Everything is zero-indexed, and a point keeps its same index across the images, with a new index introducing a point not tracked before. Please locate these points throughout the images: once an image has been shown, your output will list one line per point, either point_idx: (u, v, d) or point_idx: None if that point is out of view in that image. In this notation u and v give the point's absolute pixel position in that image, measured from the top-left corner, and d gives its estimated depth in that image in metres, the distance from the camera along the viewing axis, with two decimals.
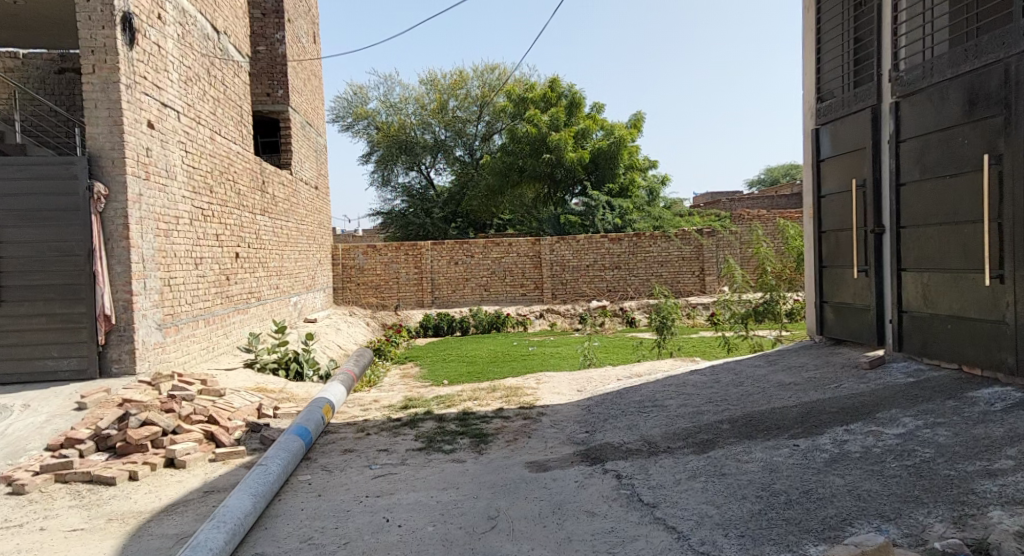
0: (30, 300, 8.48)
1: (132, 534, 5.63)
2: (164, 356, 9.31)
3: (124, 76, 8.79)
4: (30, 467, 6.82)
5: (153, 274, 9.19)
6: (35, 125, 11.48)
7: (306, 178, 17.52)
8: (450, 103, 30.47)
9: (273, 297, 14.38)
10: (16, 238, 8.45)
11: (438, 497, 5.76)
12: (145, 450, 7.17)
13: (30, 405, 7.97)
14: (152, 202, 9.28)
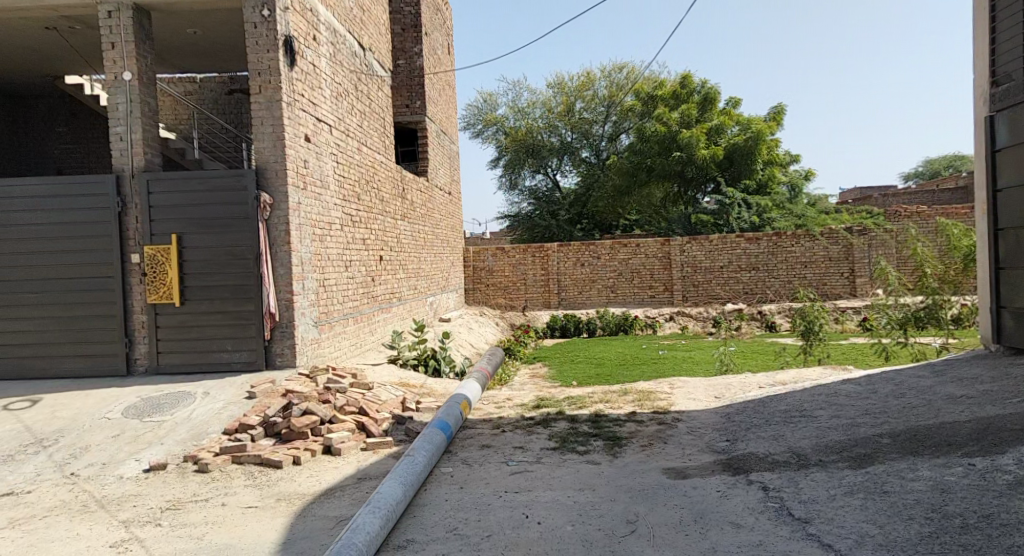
0: (208, 299, 9.32)
1: (298, 515, 6.23)
2: (319, 351, 10.09)
3: (286, 94, 9.58)
4: (211, 448, 7.60)
5: (310, 276, 9.97)
6: (211, 141, 12.77)
7: (441, 184, 18.28)
8: (577, 104, 30.78)
9: (412, 298, 15.13)
10: (194, 244, 9.30)
11: (576, 497, 6.02)
12: (307, 438, 7.83)
13: (210, 392, 8.82)
14: (309, 211, 10.06)
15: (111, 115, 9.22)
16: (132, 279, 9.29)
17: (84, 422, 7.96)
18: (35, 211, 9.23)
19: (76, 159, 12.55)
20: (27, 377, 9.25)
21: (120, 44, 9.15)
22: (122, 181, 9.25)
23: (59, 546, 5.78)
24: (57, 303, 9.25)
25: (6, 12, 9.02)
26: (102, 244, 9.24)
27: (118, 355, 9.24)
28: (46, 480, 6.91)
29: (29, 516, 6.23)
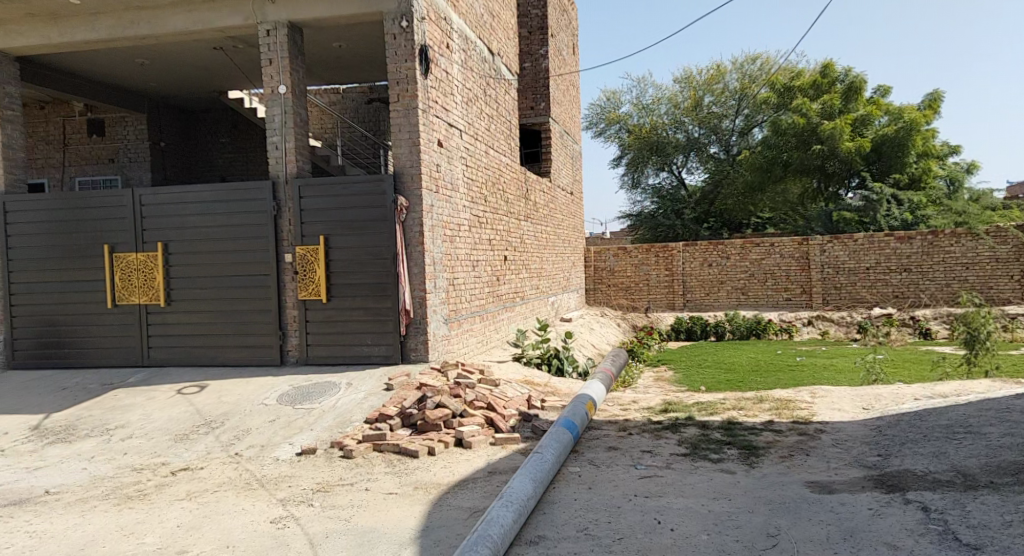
0: (350, 296, 9.91)
1: (435, 504, 6.30)
2: (449, 347, 10.52)
3: (422, 101, 9.96)
4: (355, 436, 7.99)
5: (442, 275, 10.40)
6: (352, 149, 13.58)
7: (564, 184, 18.51)
8: (705, 99, 30.14)
9: (535, 298, 15.42)
10: (339, 244, 9.90)
11: (710, 506, 6.06)
12: (441, 429, 8.13)
13: (353, 384, 9.39)
14: (440, 212, 10.50)
15: (268, 126, 10.01)
16: (286, 277, 10.04)
17: (245, 407, 8.71)
18: (203, 214, 10.13)
19: (235, 167, 13.66)
20: (195, 365, 10.18)
21: (277, 60, 9.90)
22: (277, 187, 10.02)
23: (227, 515, 6.19)
24: (221, 298, 10.12)
25: (179, 34, 9.95)
26: (260, 245, 10.04)
27: (272, 347, 10.02)
28: (214, 459, 7.58)
29: (201, 490, 6.77)
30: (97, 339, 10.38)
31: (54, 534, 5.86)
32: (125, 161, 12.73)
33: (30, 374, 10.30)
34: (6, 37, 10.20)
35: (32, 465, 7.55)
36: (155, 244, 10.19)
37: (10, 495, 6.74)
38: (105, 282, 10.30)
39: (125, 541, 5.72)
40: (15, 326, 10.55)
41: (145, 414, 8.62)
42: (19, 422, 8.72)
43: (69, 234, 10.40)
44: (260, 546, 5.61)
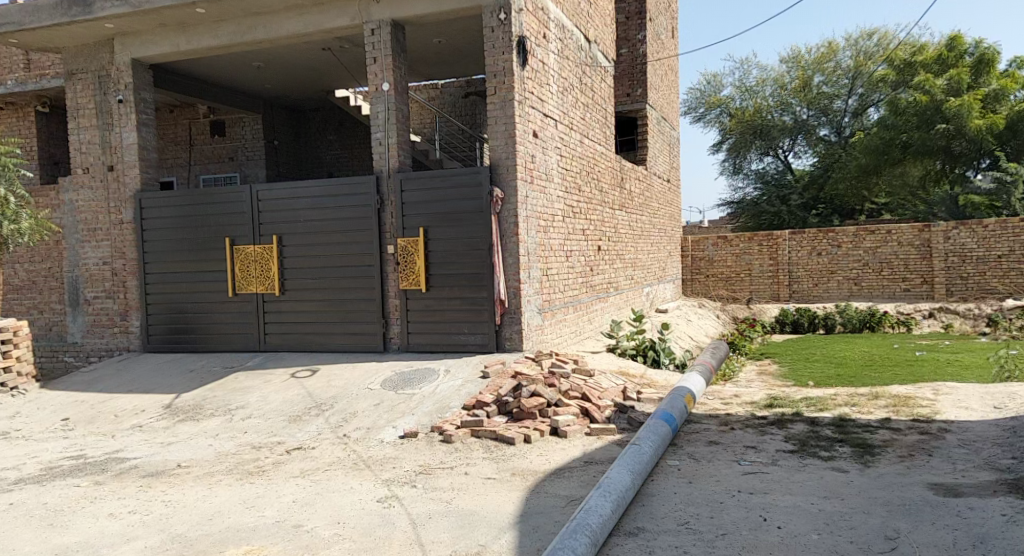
0: (449, 286, 10.20)
1: (532, 490, 6.48)
2: (543, 337, 10.60)
3: (519, 92, 10.07)
4: (454, 421, 8.25)
5: (536, 265, 10.45)
6: (449, 142, 13.89)
7: (661, 171, 18.39)
8: (815, 79, 29.02)
9: (629, 288, 15.42)
10: (438, 236, 10.19)
11: (819, 505, 6.00)
12: (536, 417, 8.24)
13: (451, 370, 9.66)
14: (535, 203, 10.51)
15: (372, 122, 10.40)
16: (388, 266, 10.46)
17: (351, 391, 9.16)
18: (313, 208, 10.65)
19: (342, 162, 14.25)
20: (306, 350, 10.77)
21: (381, 58, 10.25)
22: (381, 181, 10.40)
23: (338, 492, 6.56)
24: (330, 288, 10.65)
25: (291, 37, 10.48)
26: (365, 236, 10.48)
27: (377, 334, 10.47)
28: (325, 439, 8.04)
29: (314, 468, 7.21)
30: (219, 325, 11.12)
31: (187, 504, 6.39)
32: (243, 159, 13.51)
33: (162, 357, 11.17)
34: (140, 47, 11.04)
35: (166, 440, 8.23)
36: (270, 237, 10.81)
37: (147, 466, 7.38)
38: (226, 271, 11.01)
39: (247, 513, 6.18)
40: (149, 312, 11.44)
41: (263, 396, 9.21)
42: (153, 400, 9.50)
43: (196, 228, 11.14)
44: (369, 522, 5.93)
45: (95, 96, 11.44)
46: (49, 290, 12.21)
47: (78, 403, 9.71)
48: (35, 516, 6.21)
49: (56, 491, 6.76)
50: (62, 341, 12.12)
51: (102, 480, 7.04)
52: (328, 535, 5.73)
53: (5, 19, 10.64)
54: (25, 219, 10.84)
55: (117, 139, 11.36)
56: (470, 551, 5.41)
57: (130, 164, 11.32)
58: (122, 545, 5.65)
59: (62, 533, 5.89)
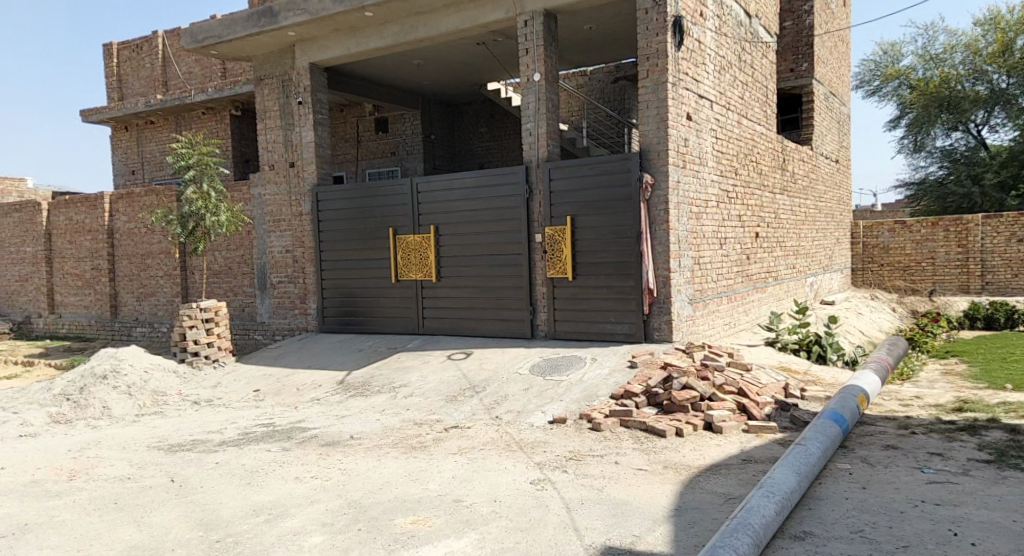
0: (596, 274, 10.04)
1: (687, 485, 6.32)
2: (694, 328, 10.16)
3: (672, 74, 9.71)
4: (602, 410, 8.05)
5: (687, 253, 10.07)
6: (599, 130, 14.02)
7: (828, 151, 17.33)
8: (1017, 40, 24.72)
9: (791, 278, 14.79)
10: (585, 225, 10.07)
11: (1020, 522, 5.63)
12: (687, 411, 7.86)
13: (597, 359, 9.43)
14: (687, 189, 10.07)
15: (523, 112, 10.50)
16: (536, 255, 10.55)
17: (502, 375, 9.39)
18: (467, 199, 11.05)
19: (493, 155, 14.59)
20: (462, 335, 11.20)
21: (532, 48, 10.30)
22: (530, 170, 10.49)
23: (493, 471, 6.92)
24: (483, 276, 10.99)
25: (450, 33, 10.90)
26: (516, 226, 10.64)
27: (525, 321, 10.62)
28: (479, 419, 8.39)
29: (470, 446, 7.62)
30: (385, 309, 11.89)
31: (360, 473, 7.00)
32: (404, 154, 14.28)
33: (333, 337, 12.11)
34: (317, 52, 11.93)
35: (340, 413, 8.97)
36: (428, 226, 11.39)
37: (326, 436, 8.11)
38: (390, 260, 11.74)
39: (412, 485, 6.68)
40: (323, 297, 12.43)
41: (422, 375, 9.79)
42: (327, 376, 10.38)
43: (363, 219, 11.94)
44: (524, 503, 6.23)
45: (279, 99, 12.48)
46: (242, 275, 13.74)
47: (265, 376, 10.74)
48: (236, 474, 7.02)
49: (252, 454, 7.58)
50: (253, 321, 13.53)
51: (288, 446, 7.82)
52: (486, 512, 6.09)
53: (207, 32, 11.95)
54: (224, 212, 12.02)
55: (297, 137, 12.36)
56: (624, 541, 5.50)
57: (308, 160, 12.29)
58: (306, 506, 6.29)
59: (258, 491, 6.62)
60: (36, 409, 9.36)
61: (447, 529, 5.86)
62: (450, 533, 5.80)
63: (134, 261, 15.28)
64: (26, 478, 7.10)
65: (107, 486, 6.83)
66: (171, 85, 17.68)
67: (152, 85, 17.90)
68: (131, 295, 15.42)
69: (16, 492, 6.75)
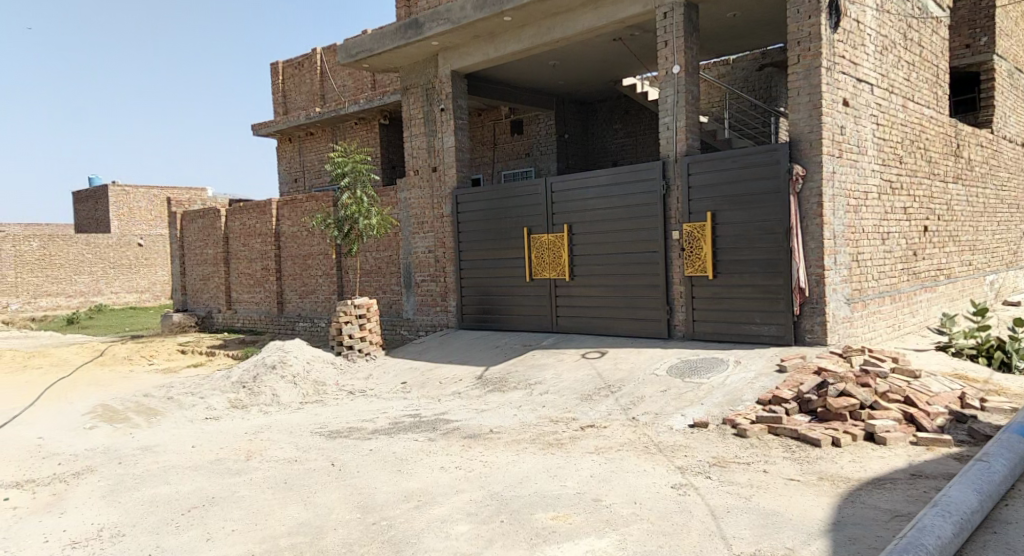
0: (739, 273, 9.56)
1: (845, 498, 6.02)
2: (852, 331, 9.43)
3: (826, 58, 9.08)
4: (748, 415, 7.76)
5: (844, 250, 9.32)
6: (742, 120, 13.54)
7: (1012, 134, 15.76)
8: None
9: (966, 277, 13.21)
10: (729, 220, 9.60)
11: None
12: (845, 420, 7.39)
13: (742, 361, 9.06)
14: (844, 180, 9.34)
15: (662, 107, 10.29)
16: (673, 253, 10.24)
17: (638, 375, 9.27)
18: (603, 197, 10.97)
19: (628, 151, 14.35)
20: (597, 334, 11.13)
21: (672, 41, 10.10)
22: (668, 166, 10.22)
23: (632, 473, 6.89)
24: (617, 275, 10.85)
25: (587, 31, 10.91)
26: (653, 222, 10.38)
27: (662, 320, 10.34)
28: (615, 419, 8.34)
29: (608, 446, 7.62)
30: (519, 307, 12.10)
31: (502, 466, 7.19)
32: (537, 154, 14.50)
33: (471, 334, 12.49)
34: (459, 59, 12.33)
35: (480, 407, 9.27)
36: (562, 226, 11.45)
37: (468, 429, 8.39)
38: (525, 259, 11.94)
39: (551, 481, 6.77)
40: (463, 295, 12.87)
41: (557, 373, 9.90)
42: (468, 371, 10.70)
43: (499, 220, 12.23)
44: (666, 507, 6.18)
45: (424, 107, 13.06)
46: (389, 274, 14.36)
47: (411, 369, 11.22)
48: (388, 461, 7.40)
49: (401, 443, 7.98)
50: (399, 317, 14.12)
51: (434, 436, 8.18)
52: (627, 514, 6.09)
53: (359, 47, 12.78)
54: (375, 215, 12.83)
55: (440, 143, 12.85)
56: (776, 552, 5.36)
57: (449, 164, 12.76)
58: (452, 495, 6.53)
59: (407, 479, 6.94)
60: (218, 394, 10.18)
61: (587, 527, 5.91)
62: (591, 532, 5.84)
63: (297, 261, 16.28)
64: (210, 457, 7.75)
65: (277, 467, 7.34)
66: (327, 98, 18.72)
67: (312, 99, 19.09)
68: (294, 293, 16.46)
69: (202, 468, 7.39)
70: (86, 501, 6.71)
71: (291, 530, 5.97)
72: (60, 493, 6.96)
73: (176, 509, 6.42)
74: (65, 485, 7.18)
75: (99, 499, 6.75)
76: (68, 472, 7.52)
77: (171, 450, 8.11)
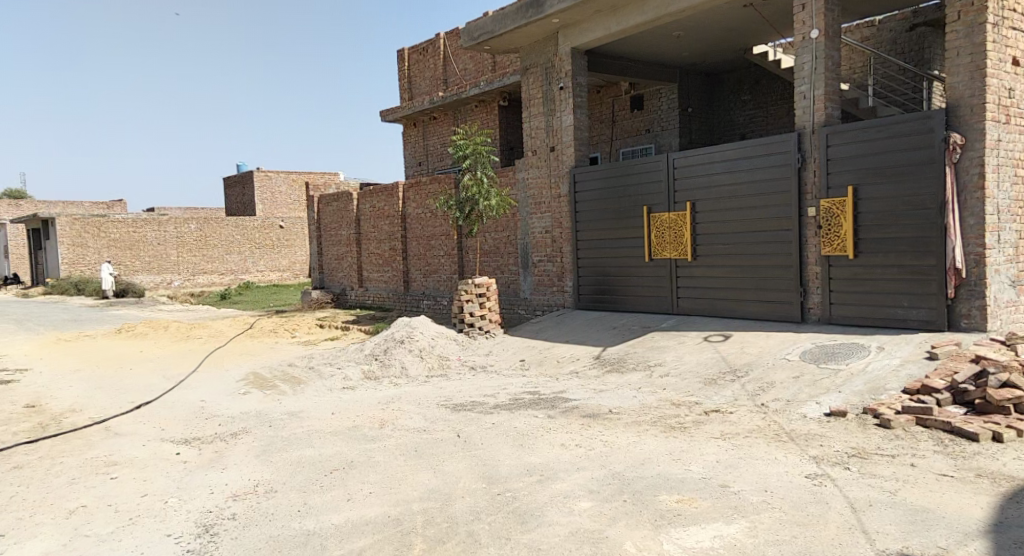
0: (884, 253, 8.98)
1: (1008, 498, 5.55)
2: (1016, 316, 8.67)
3: (992, 14, 8.32)
4: (893, 405, 7.27)
5: (1009, 227, 8.56)
6: (887, 87, 12.63)
7: None
8: None
9: None
10: (874, 194, 9.03)
11: None
12: (1007, 413, 6.80)
13: (886, 347, 8.52)
14: (1011, 148, 8.57)
15: (798, 75, 9.76)
16: (808, 231, 9.75)
17: (768, 360, 8.89)
18: (728, 173, 10.56)
19: (757, 122, 13.73)
20: (724, 316, 10.75)
21: (810, 4, 9.56)
22: (804, 137, 9.72)
23: (762, 461, 6.62)
24: (745, 255, 10.44)
25: None
26: (786, 199, 9.91)
27: (794, 303, 9.88)
28: (742, 405, 8.04)
29: (734, 432, 7.35)
30: (638, 288, 11.87)
31: (622, 447, 7.07)
32: (658, 131, 14.16)
33: (588, 314, 12.38)
34: (579, 36, 12.16)
35: (598, 387, 9.17)
36: (684, 204, 11.11)
37: (586, 408, 8.30)
38: (644, 239, 11.69)
39: (674, 464, 6.60)
40: (580, 275, 12.75)
41: (679, 355, 9.64)
42: (586, 350, 10.61)
43: (618, 198, 12.01)
44: (800, 497, 5.89)
45: (543, 87, 12.96)
46: (507, 254, 14.41)
47: (530, 347, 11.25)
48: (509, 436, 7.43)
49: (521, 418, 8.00)
50: (517, 297, 14.16)
51: (553, 414, 8.14)
52: (757, 501, 5.85)
53: (481, 30, 12.94)
54: (494, 196, 12.87)
55: (558, 123, 12.74)
56: (926, 551, 5.01)
57: (567, 144, 12.64)
58: (574, 472, 6.47)
59: (529, 453, 6.94)
60: (354, 366, 10.58)
61: (713, 512, 5.72)
62: (717, 517, 5.65)
63: (421, 242, 16.64)
64: (347, 424, 8.03)
65: (408, 436, 7.52)
66: (450, 82, 18.95)
67: (435, 84, 19.40)
68: (419, 272, 16.84)
69: (341, 434, 7.67)
70: (244, 459, 7.09)
71: (422, 495, 6.10)
72: (222, 451, 7.37)
73: (321, 470, 6.69)
74: (226, 443, 7.62)
75: (254, 458, 7.11)
76: (228, 432, 7.99)
77: (315, 416, 8.46)
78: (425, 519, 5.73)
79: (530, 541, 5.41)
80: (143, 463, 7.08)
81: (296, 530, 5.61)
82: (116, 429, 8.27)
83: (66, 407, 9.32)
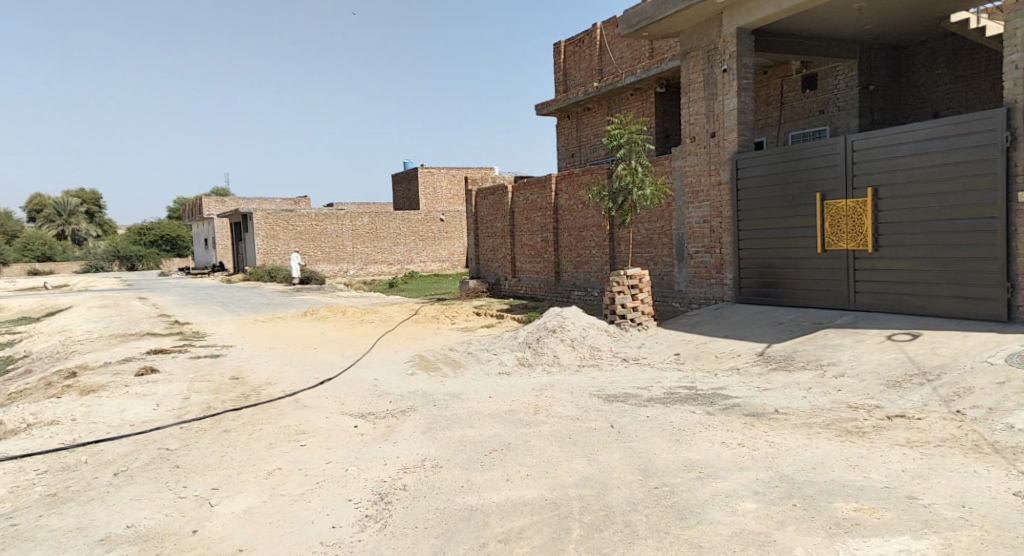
0: None
1: None
2: None
3: None
4: None
5: None
6: None
7: None
8: None
9: None
10: None
11: None
12: None
13: None
14: None
15: (1009, 42, 8.76)
16: (1018, 218, 8.71)
17: (965, 363, 7.98)
18: (919, 154, 9.60)
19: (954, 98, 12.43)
20: (910, 313, 9.80)
21: None
22: (1014, 112, 8.70)
23: (959, 473, 5.89)
24: (937, 245, 9.47)
25: None
26: (990, 182, 8.90)
27: (998, 299, 8.86)
28: (933, 412, 7.24)
29: (922, 440, 6.62)
30: (808, 281, 11.10)
31: (791, 449, 6.54)
32: (833, 111, 13.25)
33: (750, 309, 11.72)
34: (743, 14, 11.55)
35: (762, 386, 8.61)
36: (865, 190, 10.23)
37: (749, 407, 7.80)
38: (817, 227, 10.89)
39: (852, 471, 6.02)
40: (742, 268, 12.10)
41: (856, 355, 8.87)
42: (748, 347, 10.02)
43: (787, 185, 11.28)
44: (1006, 516, 5.18)
45: (705, 70, 12.39)
46: (661, 245, 13.94)
47: (686, 341, 10.79)
48: (665, 430, 7.08)
49: (677, 413, 7.62)
50: (671, 289, 13.68)
51: (712, 411, 7.70)
52: (953, 517, 5.21)
53: (639, 15, 12.71)
54: (649, 186, 12.41)
55: (720, 106, 12.15)
56: None
57: (729, 129, 12.04)
58: (737, 471, 6.05)
59: (686, 449, 6.57)
60: (507, 353, 10.58)
61: (900, 525, 5.14)
62: (905, 530, 5.08)
63: (572, 234, 16.47)
64: (503, 407, 7.98)
65: (562, 423, 7.34)
66: (605, 71, 18.66)
67: (591, 74, 19.17)
68: (570, 263, 16.69)
69: (498, 416, 7.62)
70: (413, 435, 7.18)
71: (577, 482, 5.90)
72: (393, 426, 7.53)
73: (480, 449, 6.66)
74: (396, 419, 7.77)
75: (422, 434, 7.20)
76: (398, 408, 8.16)
77: (473, 398, 8.49)
78: (581, 505, 5.53)
79: (692, 537, 5.09)
80: (327, 433, 7.33)
81: (460, 504, 5.60)
82: (305, 400, 8.67)
83: (263, 379, 9.93)
